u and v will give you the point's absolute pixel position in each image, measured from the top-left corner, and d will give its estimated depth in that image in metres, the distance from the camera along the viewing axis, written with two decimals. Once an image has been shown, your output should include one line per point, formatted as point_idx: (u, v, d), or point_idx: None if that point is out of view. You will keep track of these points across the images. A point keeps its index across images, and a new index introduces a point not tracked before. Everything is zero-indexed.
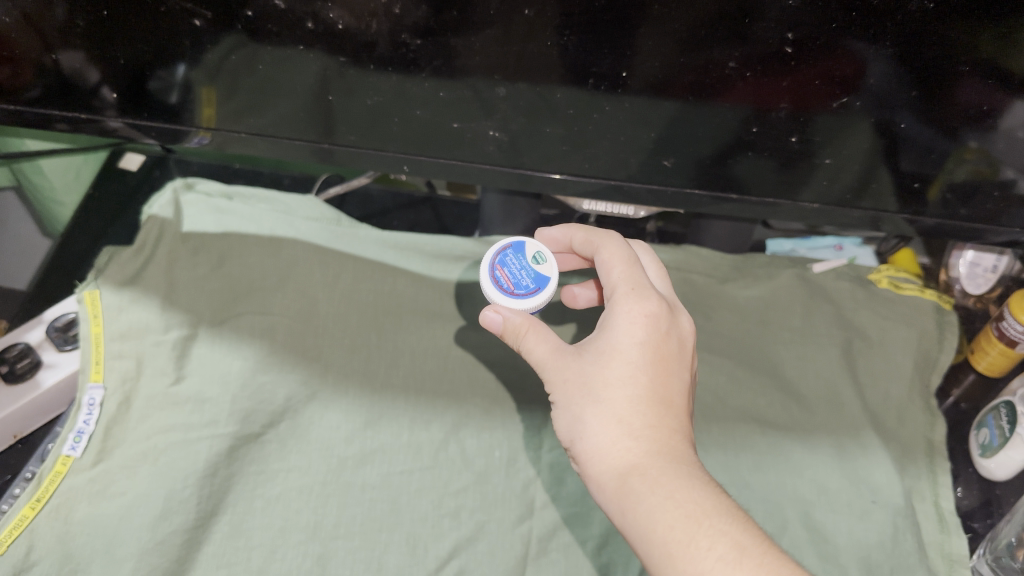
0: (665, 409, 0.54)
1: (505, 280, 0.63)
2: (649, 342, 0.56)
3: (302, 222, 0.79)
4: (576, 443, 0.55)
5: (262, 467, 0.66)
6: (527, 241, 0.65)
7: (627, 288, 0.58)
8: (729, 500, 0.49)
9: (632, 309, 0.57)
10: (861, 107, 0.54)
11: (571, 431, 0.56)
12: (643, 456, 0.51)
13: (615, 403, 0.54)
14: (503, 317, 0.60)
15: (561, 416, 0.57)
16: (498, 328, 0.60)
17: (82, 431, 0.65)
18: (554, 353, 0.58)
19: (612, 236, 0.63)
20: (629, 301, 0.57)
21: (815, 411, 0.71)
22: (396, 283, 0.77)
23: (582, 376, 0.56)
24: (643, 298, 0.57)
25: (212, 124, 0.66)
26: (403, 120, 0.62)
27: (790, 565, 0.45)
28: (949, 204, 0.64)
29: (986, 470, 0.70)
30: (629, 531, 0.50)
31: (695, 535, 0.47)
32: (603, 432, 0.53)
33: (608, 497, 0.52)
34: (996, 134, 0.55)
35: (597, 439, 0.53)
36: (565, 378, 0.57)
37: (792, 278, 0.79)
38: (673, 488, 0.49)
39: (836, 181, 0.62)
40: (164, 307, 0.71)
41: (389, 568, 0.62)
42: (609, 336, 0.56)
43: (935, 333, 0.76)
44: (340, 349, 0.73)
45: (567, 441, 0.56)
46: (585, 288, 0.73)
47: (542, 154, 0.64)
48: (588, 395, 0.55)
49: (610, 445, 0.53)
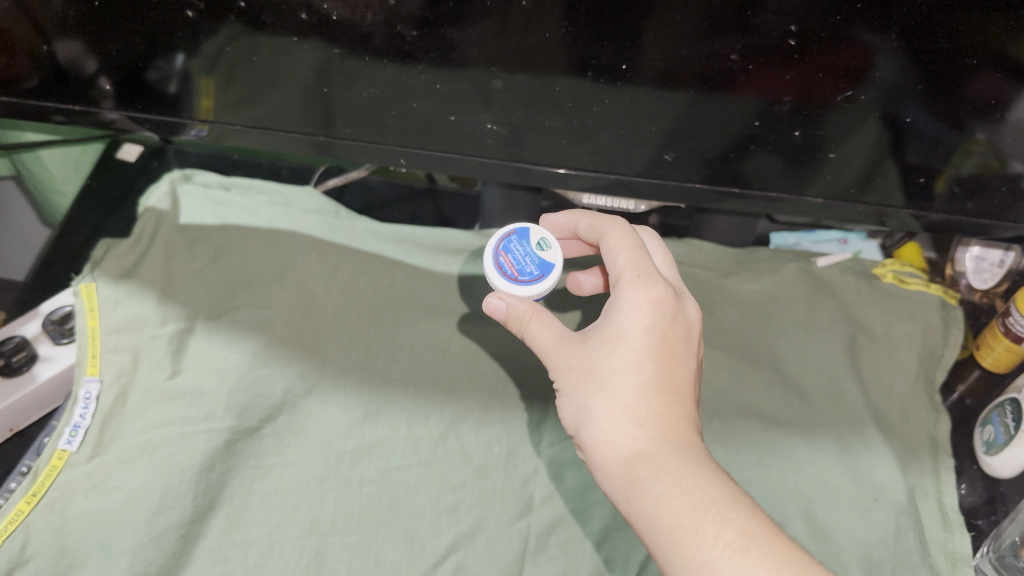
0: (671, 396, 0.53)
1: (508, 267, 0.62)
2: (655, 329, 0.55)
3: (301, 215, 0.78)
4: (582, 431, 0.54)
5: (260, 462, 0.65)
6: (532, 227, 0.64)
7: (633, 275, 0.57)
8: (736, 487, 0.48)
9: (637, 296, 0.56)
10: (866, 99, 0.53)
11: (577, 419, 0.55)
12: (649, 444, 0.51)
13: (620, 391, 0.53)
14: (507, 304, 0.59)
15: (565, 403, 0.56)
16: (501, 316, 0.60)
17: (78, 425, 0.65)
18: (559, 340, 0.57)
19: (618, 222, 0.62)
20: (635, 288, 0.56)
21: (817, 406, 0.71)
22: (395, 276, 0.77)
23: (587, 363, 0.55)
24: (649, 285, 0.57)
25: (210, 116, 0.65)
26: (401, 112, 0.61)
27: (799, 554, 0.44)
28: (956, 199, 0.62)
29: (991, 468, 0.69)
30: (635, 518, 0.50)
31: (701, 522, 0.46)
32: (609, 419, 0.53)
33: (613, 485, 0.52)
34: (1005, 126, 0.54)
35: (603, 427, 0.53)
36: (570, 365, 0.56)
37: (796, 272, 0.78)
38: (680, 475, 0.48)
39: (840, 174, 0.61)
40: (161, 300, 0.71)
41: (386, 564, 0.62)
42: (615, 323, 0.56)
43: (940, 328, 0.75)
44: (338, 343, 0.72)
45: (572, 428, 0.56)
46: (589, 274, 0.72)
47: (542, 147, 0.63)
48: (594, 382, 0.54)
49: (616, 432, 0.52)
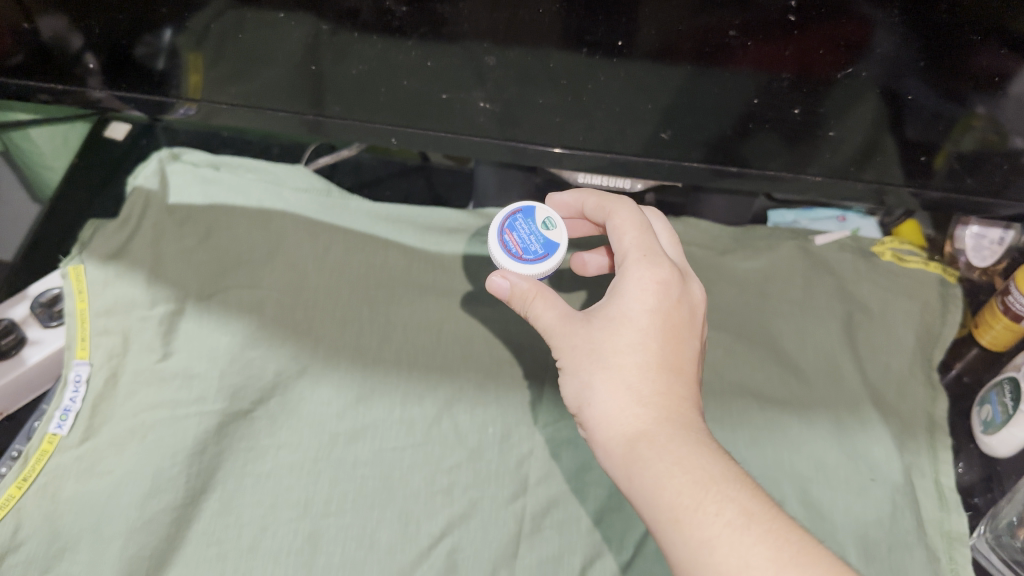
0: (674, 376, 0.53)
1: (513, 245, 0.62)
2: (660, 309, 0.54)
3: (292, 193, 0.77)
4: (585, 410, 0.54)
5: (252, 444, 0.65)
6: (537, 205, 0.63)
7: (639, 255, 0.56)
8: (738, 467, 0.48)
9: (642, 276, 0.55)
10: (867, 75, 0.52)
11: (580, 398, 0.54)
12: (652, 423, 0.50)
13: (624, 371, 0.52)
14: (511, 282, 0.58)
15: (568, 382, 0.56)
16: (505, 294, 0.59)
17: (68, 409, 0.64)
18: (562, 320, 0.57)
19: (624, 202, 0.62)
20: (640, 268, 0.56)
21: (813, 384, 0.70)
22: (387, 256, 0.76)
23: (590, 342, 0.54)
24: (655, 265, 0.56)
25: (198, 94, 0.64)
26: (391, 89, 0.60)
27: (799, 531, 0.44)
28: (956, 175, 0.61)
29: (989, 447, 0.69)
30: (635, 497, 0.49)
31: (702, 500, 0.46)
32: (611, 398, 0.52)
33: (614, 464, 0.51)
34: (1005, 101, 0.52)
35: (605, 406, 0.52)
36: (573, 344, 0.55)
37: (794, 250, 0.77)
38: (682, 454, 0.48)
39: (839, 151, 0.60)
40: (150, 282, 0.70)
41: (380, 546, 0.61)
42: (619, 302, 0.55)
43: (938, 307, 0.74)
44: (331, 323, 0.71)
45: (575, 408, 0.55)
46: (594, 254, 0.71)
47: (535, 125, 0.62)
48: (597, 361, 0.54)
49: (618, 411, 0.51)
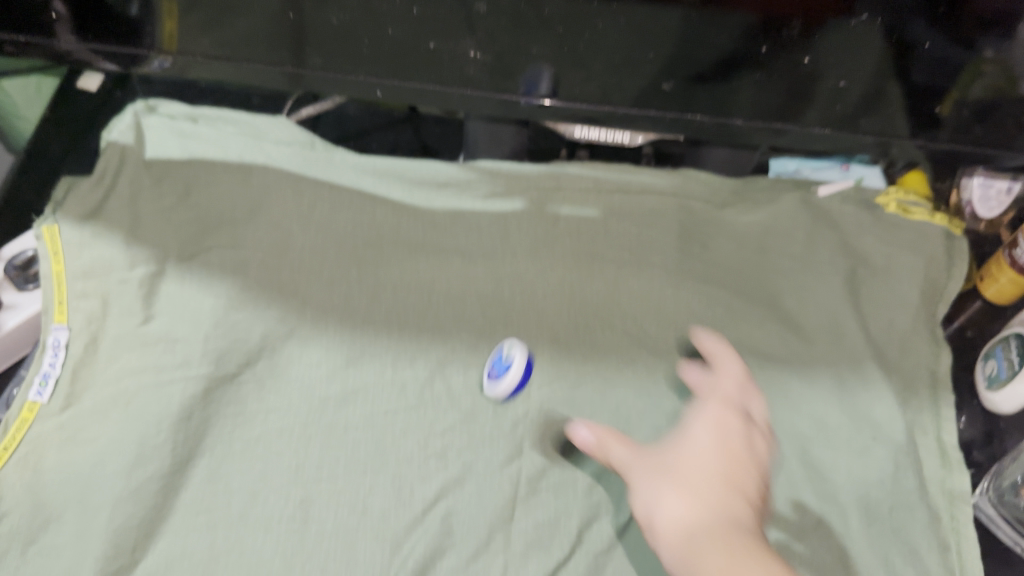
0: (734, 490, 0.56)
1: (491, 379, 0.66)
2: (727, 446, 0.59)
3: (274, 146, 0.73)
4: (653, 519, 0.56)
5: (240, 409, 0.63)
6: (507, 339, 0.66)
7: (722, 398, 0.61)
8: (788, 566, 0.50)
9: (711, 413, 0.60)
10: (872, 14, 0.50)
11: (648, 508, 0.56)
12: (720, 528, 0.53)
13: (697, 485, 0.56)
14: (592, 435, 0.61)
15: (639, 491, 0.57)
16: (588, 446, 0.61)
17: (47, 375, 0.62)
18: (638, 457, 0.58)
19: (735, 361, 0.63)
20: (717, 416, 0.60)
21: (814, 342, 0.69)
22: (376, 212, 0.72)
23: (667, 461, 0.57)
24: (725, 409, 0.61)
25: (174, 46, 0.59)
26: (376, 40, 0.56)
27: None
28: (966, 126, 0.56)
29: (991, 402, 0.68)
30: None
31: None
32: (680, 505, 0.55)
33: (673, 555, 0.53)
34: (1016, 41, 0.49)
35: (674, 512, 0.55)
36: (647, 464, 0.58)
37: (795, 203, 0.74)
38: (737, 560, 0.51)
39: (846, 102, 0.56)
40: (129, 242, 0.67)
41: (373, 512, 0.60)
42: (692, 438, 0.59)
43: (943, 260, 0.72)
44: (318, 283, 0.68)
45: (642, 515, 0.57)
46: None
47: (528, 75, 0.58)
48: (668, 474, 0.57)
49: (685, 517, 0.54)
